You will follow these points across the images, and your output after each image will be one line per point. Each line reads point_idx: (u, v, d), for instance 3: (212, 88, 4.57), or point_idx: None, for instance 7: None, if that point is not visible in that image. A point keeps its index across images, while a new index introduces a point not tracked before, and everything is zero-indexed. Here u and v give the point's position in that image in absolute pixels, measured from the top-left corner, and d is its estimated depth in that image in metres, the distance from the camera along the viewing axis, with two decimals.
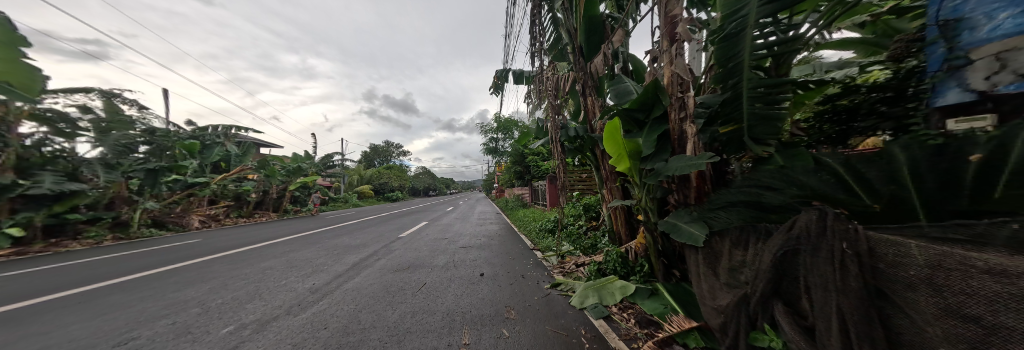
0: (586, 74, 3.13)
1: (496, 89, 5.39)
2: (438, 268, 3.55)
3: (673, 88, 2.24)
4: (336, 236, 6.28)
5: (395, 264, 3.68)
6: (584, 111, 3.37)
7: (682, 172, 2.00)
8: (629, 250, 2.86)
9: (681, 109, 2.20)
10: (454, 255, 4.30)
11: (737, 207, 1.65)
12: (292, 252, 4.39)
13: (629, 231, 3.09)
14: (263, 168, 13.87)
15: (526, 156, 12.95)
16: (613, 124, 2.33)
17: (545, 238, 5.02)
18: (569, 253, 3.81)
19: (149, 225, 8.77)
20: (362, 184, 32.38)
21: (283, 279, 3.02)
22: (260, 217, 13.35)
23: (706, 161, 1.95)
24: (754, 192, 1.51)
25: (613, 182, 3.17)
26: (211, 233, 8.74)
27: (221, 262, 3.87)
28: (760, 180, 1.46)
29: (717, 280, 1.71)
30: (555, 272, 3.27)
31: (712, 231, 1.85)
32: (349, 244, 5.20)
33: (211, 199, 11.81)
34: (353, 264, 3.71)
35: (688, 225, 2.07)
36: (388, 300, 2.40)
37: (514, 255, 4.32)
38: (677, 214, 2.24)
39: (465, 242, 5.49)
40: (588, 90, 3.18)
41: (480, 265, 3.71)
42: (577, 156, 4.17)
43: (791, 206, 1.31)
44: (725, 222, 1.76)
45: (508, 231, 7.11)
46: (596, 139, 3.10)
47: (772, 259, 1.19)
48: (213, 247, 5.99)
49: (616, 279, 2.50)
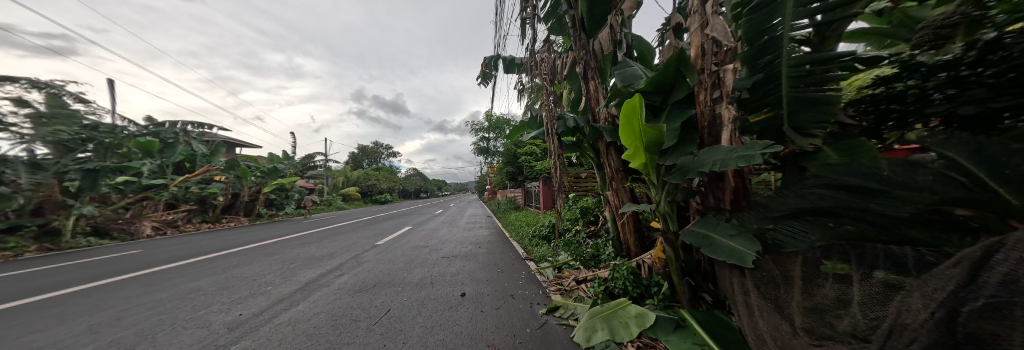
0: (588, 53, 2.64)
1: (485, 78, 4.84)
2: (409, 287, 2.92)
3: (705, 60, 1.75)
4: (303, 244, 5.52)
5: (358, 282, 3.05)
6: (584, 98, 2.87)
7: (725, 167, 1.45)
8: (641, 264, 2.36)
9: (716, 87, 1.70)
10: (434, 268, 3.66)
11: (806, 219, 1.09)
12: (236, 268, 3.65)
13: (640, 241, 2.61)
14: (232, 169, 12.74)
15: (519, 155, 12.36)
16: (633, 103, 1.70)
17: (539, 246, 4.48)
18: (567, 264, 3.30)
19: (88, 233, 7.72)
20: (349, 186, 30.98)
21: (199, 311, 2.32)
22: (229, 222, 12.21)
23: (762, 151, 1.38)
24: (827, 198, 0.98)
25: (620, 182, 2.69)
26: (165, 242, 7.79)
27: (137, 283, 3.09)
28: (835, 180, 0.96)
29: (787, 321, 1.20)
30: (552, 291, 2.74)
31: (766, 249, 1.35)
32: (313, 255, 4.49)
33: (170, 202, 10.66)
34: (306, 282, 3.05)
35: (728, 240, 1.56)
36: (326, 342, 1.80)
37: (504, 268, 3.72)
38: (707, 222, 1.79)
39: (450, 251, 4.86)
40: (590, 73, 2.66)
41: (461, 282, 3.09)
42: (576, 152, 3.67)
43: (925, 221, 0.79)
44: (787, 239, 1.21)
45: (499, 237, 6.51)
46: (600, 129, 2.60)
47: (938, 312, 0.66)
48: (152, 259, 5.11)
49: (628, 304, 1.97)
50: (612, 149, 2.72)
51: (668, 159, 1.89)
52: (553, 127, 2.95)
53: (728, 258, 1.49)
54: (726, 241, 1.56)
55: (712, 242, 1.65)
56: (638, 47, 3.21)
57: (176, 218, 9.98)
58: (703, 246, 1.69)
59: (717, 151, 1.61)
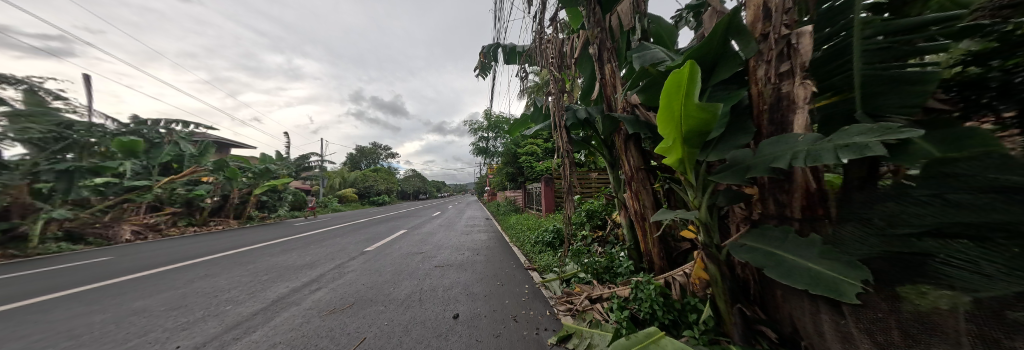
0: (604, 31, 2.25)
1: (483, 70, 4.45)
2: (393, 307, 2.48)
3: (767, 24, 1.36)
4: (285, 251, 5.07)
5: (335, 299, 2.61)
6: (598, 85, 2.49)
7: (821, 162, 1.00)
8: (671, 282, 1.95)
9: (783, 58, 1.29)
10: (425, 281, 3.23)
11: (991, 241, 0.72)
12: (199, 282, 3.19)
13: (665, 253, 2.24)
14: (221, 170, 12.27)
15: (519, 155, 11.94)
16: (677, 78, 1.21)
17: (543, 254, 4.08)
18: (576, 277, 2.90)
19: (60, 238, 7.24)
20: (345, 187, 30.42)
21: (128, 342, 1.86)
22: (217, 226, 11.69)
23: (880, 138, 0.93)
24: None
25: (642, 182, 2.29)
26: (143, 247, 7.31)
27: (76, 302, 2.63)
28: None
29: None
30: (561, 313, 2.34)
31: (870, 277, 0.98)
32: (293, 264, 4.05)
33: (153, 205, 10.17)
34: (273, 300, 2.61)
35: (811, 262, 1.16)
36: None
37: (504, 281, 3.31)
38: (767, 236, 1.39)
39: (444, 259, 4.43)
40: (606, 54, 2.28)
41: (454, 300, 2.66)
42: (585, 149, 3.31)
43: None
44: (946, 271, 0.81)
45: (498, 243, 6.07)
46: (619, 119, 2.19)
47: None
48: (116, 268, 4.63)
49: (662, 336, 1.55)
50: (632, 143, 2.33)
51: (716, 154, 1.48)
52: (562, 119, 2.58)
53: (807, 285, 1.13)
54: (801, 262, 1.18)
55: (781, 260, 1.25)
56: (656, 31, 2.84)
57: (158, 222, 9.45)
58: (763, 264, 1.31)
59: (792, 140, 1.20)
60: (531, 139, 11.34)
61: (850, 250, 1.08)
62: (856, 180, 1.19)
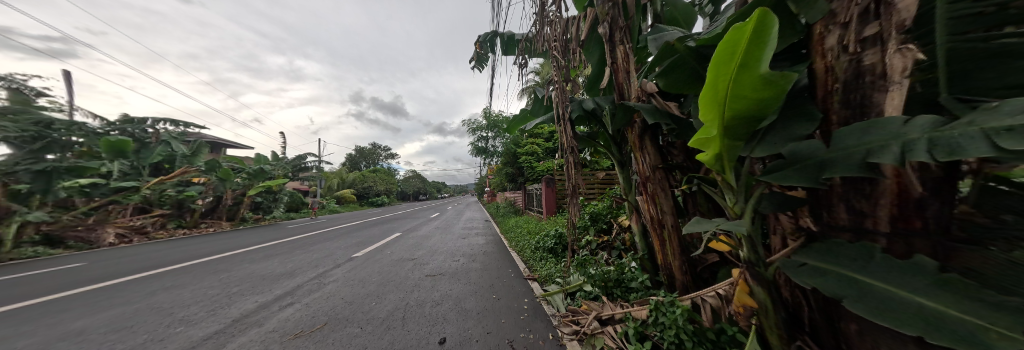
0: (615, 6, 1.93)
1: (479, 62, 4.12)
2: (370, 328, 2.14)
3: None
4: (268, 257, 4.74)
5: (305, 319, 2.27)
6: (608, 71, 2.16)
7: (962, 153, 0.66)
8: (700, 304, 1.62)
9: (871, 18, 0.95)
10: (412, 294, 2.90)
11: None
12: (161, 296, 2.88)
13: (688, 267, 1.91)
14: (213, 170, 11.95)
15: (519, 155, 11.61)
16: (739, 35, 0.84)
17: (544, 262, 3.77)
18: (582, 291, 2.58)
19: (36, 243, 6.90)
20: (344, 188, 30.11)
21: None
22: (209, 228, 11.37)
23: None
24: None
25: (659, 183, 1.97)
26: (125, 251, 6.98)
27: (11, 321, 2.31)
28: None
29: None
30: (567, 337, 2.02)
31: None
32: (272, 273, 3.72)
33: (141, 207, 9.82)
34: (234, 319, 2.27)
35: (917, 295, 0.83)
36: None
37: (500, 294, 2.99)
38: (840, 254, 1.05)
39: (437, 267, 4.10)
40: (618, 34, 1.96)
41: (442, 319, 2.33)
42: (590, 146, 3.01)
43: None
44: None
45: (497, 248, 5.73)
46: (633, 107, 1.86)
47: None
48: (84, 276, 4.29)
49: None
50: (648, 138, 2.02)
51: (766, 148, 1.14)
52: (567, 110, 2.26)
53: (917, 330, 0.81)
54: (904, 296, 0.85)
55: (870, 290, 0.94)
56: (672, 12, 2.52)
57: (144, 224, 9.02)
58: (843, 294, 0.99)
59: (891, 124, 0.85)
60: (532, 138, 11.03)
61: (1017, 289, 0.74)
62: (946, 182, 0.84)
